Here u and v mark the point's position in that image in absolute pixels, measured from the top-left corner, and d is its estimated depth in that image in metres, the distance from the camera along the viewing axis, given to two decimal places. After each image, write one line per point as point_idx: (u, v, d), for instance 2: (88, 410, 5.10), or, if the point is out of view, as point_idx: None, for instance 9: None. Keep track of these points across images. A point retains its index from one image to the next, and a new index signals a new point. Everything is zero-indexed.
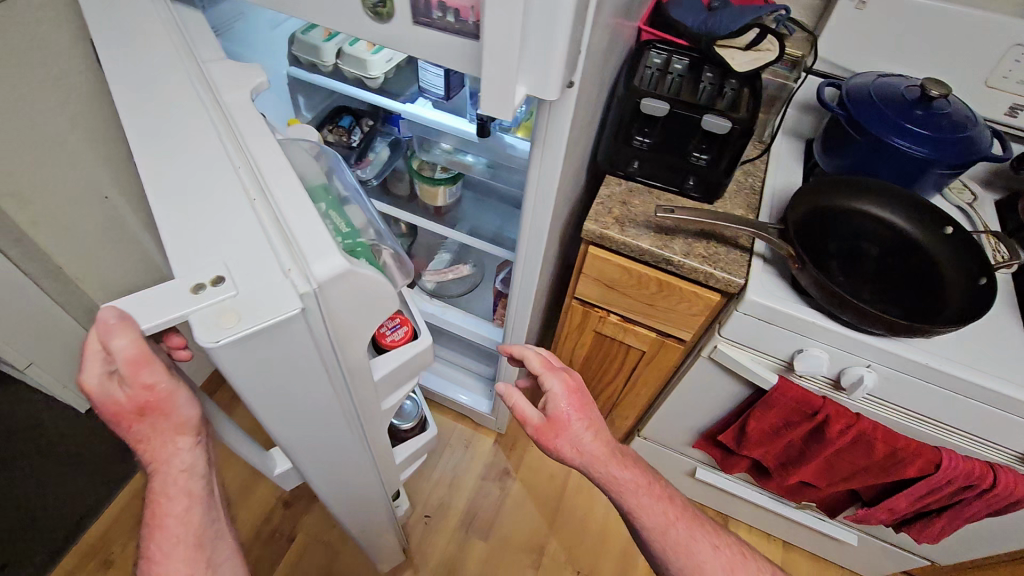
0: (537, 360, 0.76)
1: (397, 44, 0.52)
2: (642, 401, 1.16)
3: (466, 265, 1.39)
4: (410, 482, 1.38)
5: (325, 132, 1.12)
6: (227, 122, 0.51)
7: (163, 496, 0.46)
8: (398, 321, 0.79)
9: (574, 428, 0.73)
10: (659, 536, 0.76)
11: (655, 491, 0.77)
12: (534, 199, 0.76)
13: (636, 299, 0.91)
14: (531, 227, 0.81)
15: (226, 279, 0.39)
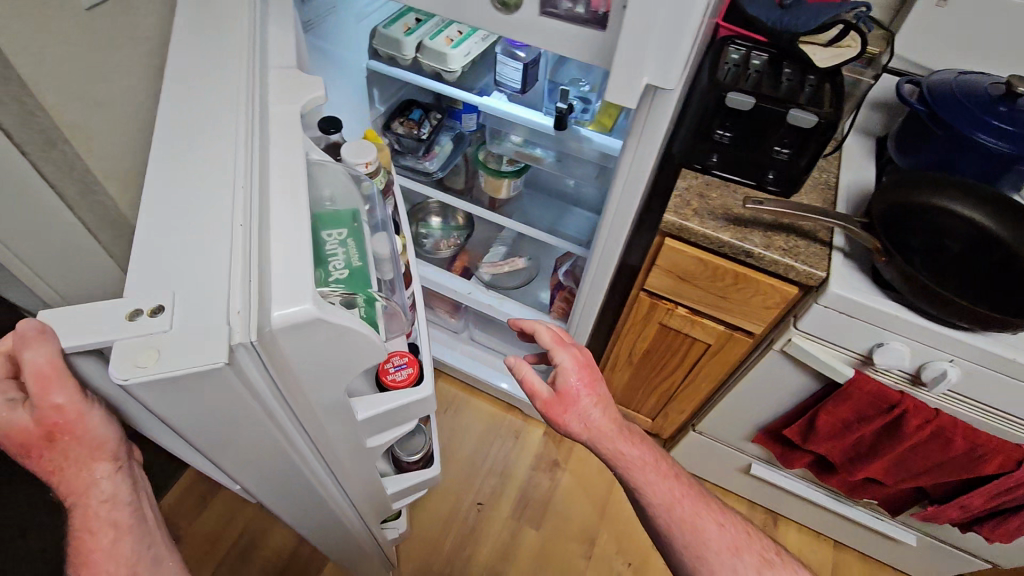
0: (549, 335, 0.79)
1: (519, 34, 0.54)
2: (701, 394, 1.17)
3: (521, 258, 1.41)
4: (461, 471, 1.40)
5: (396, 125, 1.15)
6: (261, 133, 0.52)
7: (86, 532, 0.41)
8: (405, 359, 0.72)
9: (581, 402, 0.78)
10: (663, 511, 0.77)
11: (661, 467, 0.80)
12: (622, 190, 0.77)
13: (708, 291, 0.92)
14: (613, 218, 0.82)
15: (165, 311, 0.37)
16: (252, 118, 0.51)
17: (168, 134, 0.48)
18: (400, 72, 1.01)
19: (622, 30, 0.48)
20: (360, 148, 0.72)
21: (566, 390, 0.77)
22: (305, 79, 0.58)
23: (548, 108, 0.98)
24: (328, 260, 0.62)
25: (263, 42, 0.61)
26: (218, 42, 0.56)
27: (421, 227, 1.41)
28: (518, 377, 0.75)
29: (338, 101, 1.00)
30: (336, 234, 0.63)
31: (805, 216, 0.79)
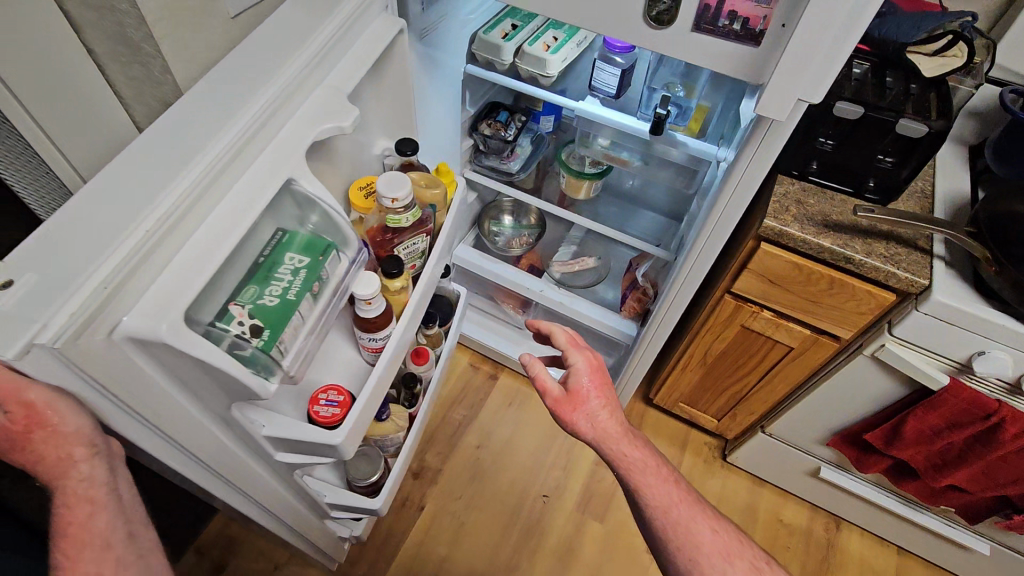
0: (564, 339, 0.99)
1: (671, 49, 0.58)
2: (774, 397, 1.19)
3: (591, 258, 1.44)
4: (526, 464, 1.45)
5: (483, 126, 1.19)
6: (253, 149, 0.55)
7: (65, 506, 0.49)
8: (338, 398, 0.73)
9: (589, 405, 0.95)
10: (660, 514, 0.91)
11: (662, 473, 0.94)
12: (732, 196, 0.80)
13: (798, 295, 0.94)
14: (718, 221, 0.85)
15: (12, 287, 0.40)
16: (252, 130, 0.54)
17: (164, 127, 0.53)
18: (496, 77, 1.05)
19: (785, 51, 0.51)
20: (393, 181, 0.69)
21: (575, 392, 0.95)
22: (338, 109, 0.60)
23: (641, 115, 1.00)
24: (272, 281, 0.57)
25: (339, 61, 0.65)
26: (287, 50, 0.61)
27: (493, 225, 1.47)
28: (531, 375, 0.94)
29: (435, 102, 1.04)
30: (295, 262, 0.59)
31: (911, 224, 0.80)
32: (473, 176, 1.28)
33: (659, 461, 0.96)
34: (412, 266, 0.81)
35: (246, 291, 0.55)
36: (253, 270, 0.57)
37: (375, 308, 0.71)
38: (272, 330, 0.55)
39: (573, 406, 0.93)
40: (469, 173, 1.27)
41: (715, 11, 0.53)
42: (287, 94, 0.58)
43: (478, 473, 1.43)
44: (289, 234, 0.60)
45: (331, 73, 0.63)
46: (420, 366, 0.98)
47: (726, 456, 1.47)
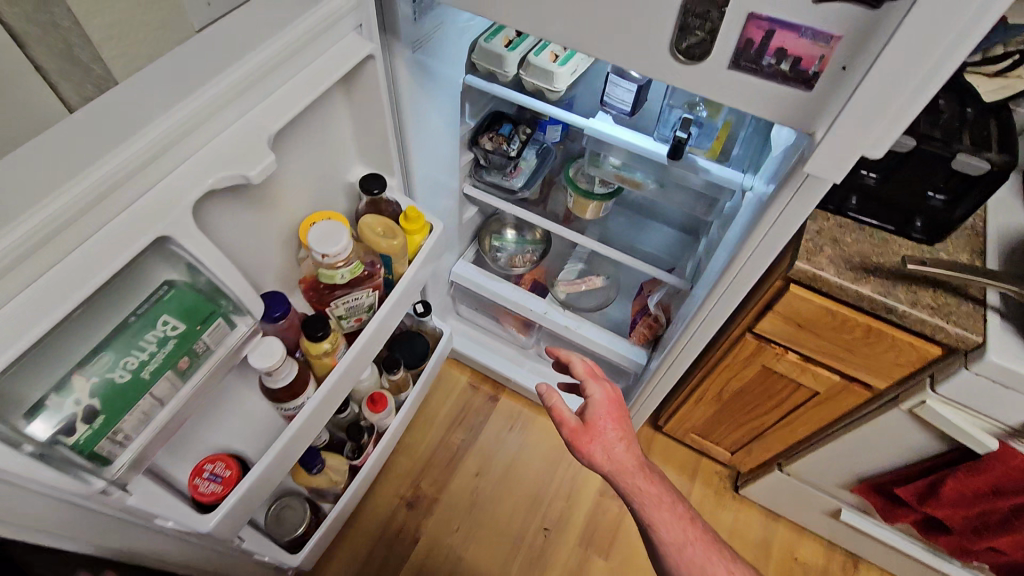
0: (583, 368, 0.91)
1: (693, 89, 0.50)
2: (793, 437, 1.10)
3: (599, 277, 1.35)
4: (527, 492, 1.38)
5: (485, 140, 1.10)
6: (129, 191, 0.46)
7: None
8: (224, 472, 0.64)
9: (607, 436, 0.88)
10: (676, 553, 0.86)
11: (677, 510, 0.88)
12: (772, 239, 0.70)
13: (829, 341, 0.85)
14: (751, 263, 0.76)
15: None
16: (131, 169, 0.46)
17: (22, 156, 0.44)
18: (500, 89, 0.96)
19: (851, 95, 0.42)
20: (328, 234, 0.59)
21: (593, 422, 0.87)
22: (244, 159, 0.53)
23: (659, 134, 0.90)
24: (134, 349, 0.50)
25: (267, 93, 0.56)
26: (204, 72, 0.51)
27: (495, 239, 1.39)
28: (549, 404, 0.85)
29: (431, 118, 0.95)
30: (167, 327, 0.52)
31: (965, 276, 0.70)
32: (474, 192, 1.19)
33: (676, 494, 0.91)
34: (354, 320, 0.70)
35: (99, 360, 0.49)
36: (114, 332, 0.50)
37: (281, 378, 0.63)
38: (108, 416, 0.49)
39: (590, 439, 0.86)
40: (469, 189, 1.18)
41: (759, 47, 0.43)
42: (186, 128, 0.49)
43: (476, 502, 1.36)
44: (174, 289, 0.53)
45: (256, 108, 0.55)
46: (372, 415, 0.89)
47: (738, 488, 1.39)
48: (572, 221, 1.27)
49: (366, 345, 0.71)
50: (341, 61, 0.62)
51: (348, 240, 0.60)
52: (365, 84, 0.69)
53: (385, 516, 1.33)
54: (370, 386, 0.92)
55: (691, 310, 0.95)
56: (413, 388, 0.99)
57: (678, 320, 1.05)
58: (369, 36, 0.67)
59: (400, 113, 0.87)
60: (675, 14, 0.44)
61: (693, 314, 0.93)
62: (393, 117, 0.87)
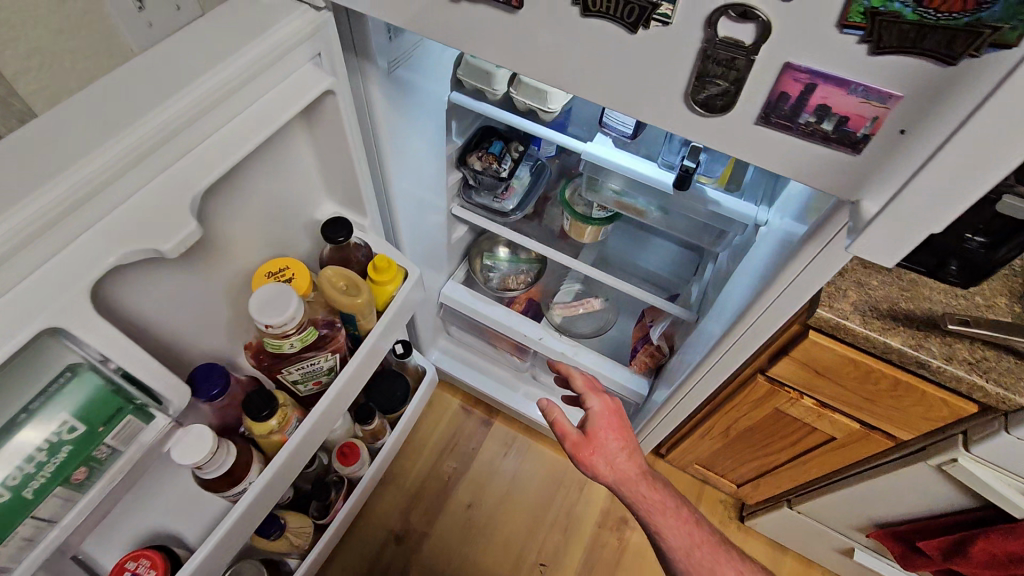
0: (580, 380, 0.88)
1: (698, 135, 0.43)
2: (805, 476, 1.03)
3: (597, 299, 1.27)
4: (523, 525, 1.31)
5: (474, 159, 1.01)
6: (21, 261, 0.41)
7: None
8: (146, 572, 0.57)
9: (609, 447, 0.84)
10: (686, 558, 0.84)
11: (682, 514, 0.85)
12: (797, 297, 0.61)
13: (850, 390, 0.77)
14: (771, 320, 0.67)
15: None
16: (12, 240, 0.40)
17: None
18: (490, 109, 0.87)
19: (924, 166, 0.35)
20: (274, 301, 0.51)
21: (594, 434, 0.84)
22: (164, 227, 0.48)
23: (664, 160, 0.82)
24: (20, 461, 0.47)
25: (205, 136, 0.50)
26: (119, 124, 0.45)
27: (486, 258, 1.29)
28: (549, 420, 0.83)
29: (413, 141, 0.86)
30: (61, 431, 0.49)
31: (1012, 331, 0.63)
32: (463, 213, 1.10)
33: (681, 498, 0.88)
34: (314, 383, 0.63)
35: None
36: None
37: (214, 469, 0.56)
38: None
39: (591, 453, 0.83)
40: (457, 210, 1.10)
41: (795, 104, 0.37)
42: (93, 187, 0.44)
43: (468, 537, 1.29)
44: (73, 380, 0.49)
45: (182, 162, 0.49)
46: (342, 467, 0.83)
47: (744, 518, 1.32)
48: (568, 239, 1.19)
49: (328, 410, 0.64)
50: (291, 100, 0.55)
51: (298, 303, 0.51)
52: (328, 118, 0.61)
53: (373, 552, 1.26)
54: (342, 435, 0.86)
55: (699, 352, 0.87)
56: (390, 434, 0.92)
57: (683, 355, 0.97)
58: (331, 64, 0.60)
59: (375, 138, 0.79)
60: (691, 60, 0.37)
61: (701, 358, 0.85)
62: (367, 143, 0.79)
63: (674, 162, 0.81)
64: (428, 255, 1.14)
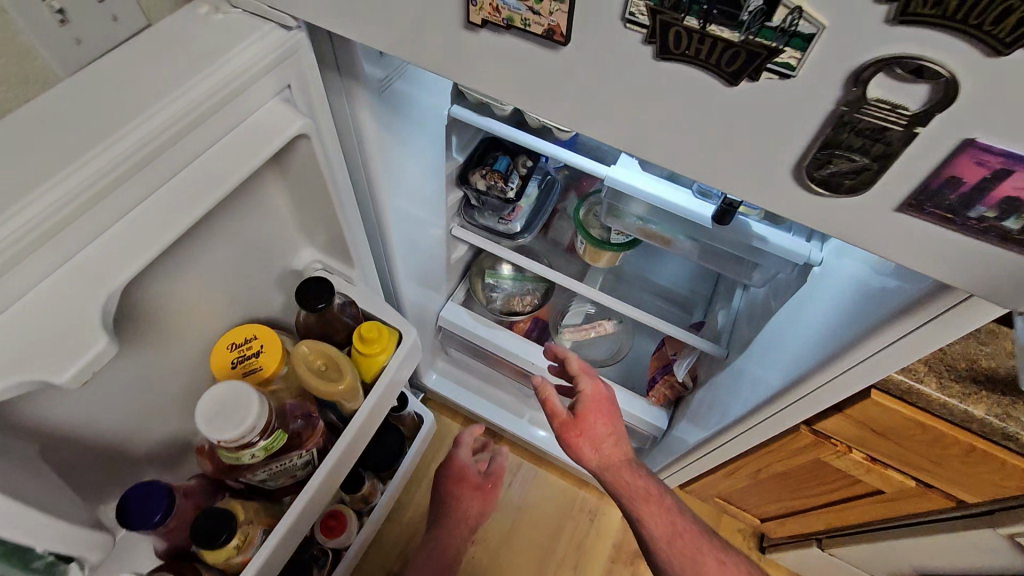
0: (575, 365, 0.92)
1: (762, 183, 0.37)
2: (841, 521, 0.95)
3: (611, 322, 1.17)
4: (531, 561, 1.23)
5: (477, 177, 0.89)
6: None
7: None
8: None
9: (595, 431, 0.87)
10: (667, 543, 0.83)
11: (666, 502, 0.85)
12: (876, 361, 0.53)
13: (910, 450, 0.68)
14: (863, 395, 0.57)
15: None
16: None
17: None
18: (500, 127, 0.76)
19: None
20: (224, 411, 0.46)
21: (582, 414, 0.87)
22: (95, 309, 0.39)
23: (698, 189, 0.71)
24: None
25: (128, 211, 0.40)
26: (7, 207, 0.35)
27: (488, 277, 1.18)
28: (541, 399, 0.87)
29: (410, 164, 0.74)
30: None
31: None
32: (464, 235, 0.99)
33: (667, 490, 0.88)
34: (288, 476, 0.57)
35: None
36: None
37: None
38: None
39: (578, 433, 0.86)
40: (457, 232, 0.98)
41: (956, 197, 0.33)
42: None
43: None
44: None
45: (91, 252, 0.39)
46: (327, 538, 0.74)
47: (765, 550, 1.25)
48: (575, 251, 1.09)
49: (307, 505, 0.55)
50: (239, 160, 0.45)
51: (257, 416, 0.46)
52: (303, 152, 0.52)
53: None
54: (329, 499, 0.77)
55: (739, 403, 0.78)
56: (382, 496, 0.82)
57: (710, 398, 0.88)
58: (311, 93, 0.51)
59: (364, 169, 0.67)
60: (824, 127, 0.33)
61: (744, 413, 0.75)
62: (354, 175, 0.68)
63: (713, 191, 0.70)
64: (426, 280, 1.04)
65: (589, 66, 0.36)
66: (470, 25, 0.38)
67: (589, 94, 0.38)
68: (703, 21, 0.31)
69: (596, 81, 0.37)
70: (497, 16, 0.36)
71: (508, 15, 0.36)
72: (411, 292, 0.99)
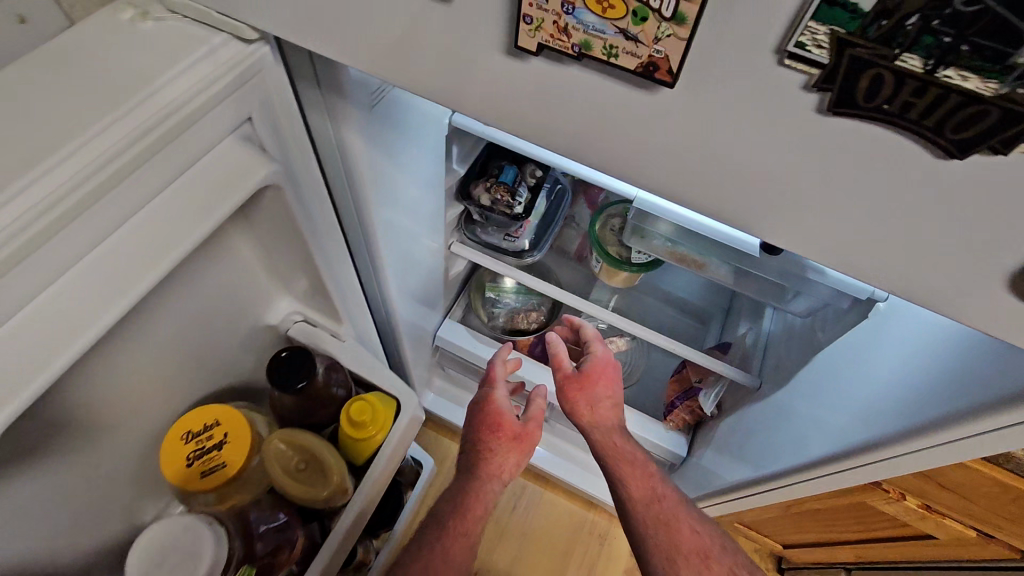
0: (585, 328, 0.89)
1: None
2: (877, 558, 0.88)
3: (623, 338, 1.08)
4: None
5: (480, 191, 0.79)
6: None
7: None
8: None
9: (595, 392, 0.83)
10: (644, 506, 0.77)
11: (650, 468, 0.79)
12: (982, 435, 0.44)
13: (979, 504, 0.60)
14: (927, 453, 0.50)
15: None
16: None
17: None
18: (514, 139, 0.65)
19: None
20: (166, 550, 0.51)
21: (588, 372, 0.84)
22: (15, 395, 0.32)
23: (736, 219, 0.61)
24: None
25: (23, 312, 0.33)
26: None
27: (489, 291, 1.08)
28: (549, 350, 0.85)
29: (407, 184, 0.63)
30: None
31: None
32: (465, 253, 0.89)
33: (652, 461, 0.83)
34: None
35: None
36: None
37: None
38: None
39: (579, 388, 0.83)
40: (456, 249, 0.88)
41: None
42: None
43: None
44: None
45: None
46: None
47: (785, 573, 1.19)
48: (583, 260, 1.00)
49: None
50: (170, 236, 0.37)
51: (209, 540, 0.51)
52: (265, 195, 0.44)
53: None
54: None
55: (784, 453, 0.69)
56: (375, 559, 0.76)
57: (742, 436, 0.79)
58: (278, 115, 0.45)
59: (354, 197, 0.56)
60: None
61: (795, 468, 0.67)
62: (343, 202, 0.58)
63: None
64: (425, 302, 0.94)
65: (664, 97, 0.30)
66: (513, 49, 0.32)
67: (659, 128, 0.32)
68: (932, 63, 0.24)
69: (667, 115, 0.31)
70: (570, 43, 0.30)
71: (582, 40, 0.29)
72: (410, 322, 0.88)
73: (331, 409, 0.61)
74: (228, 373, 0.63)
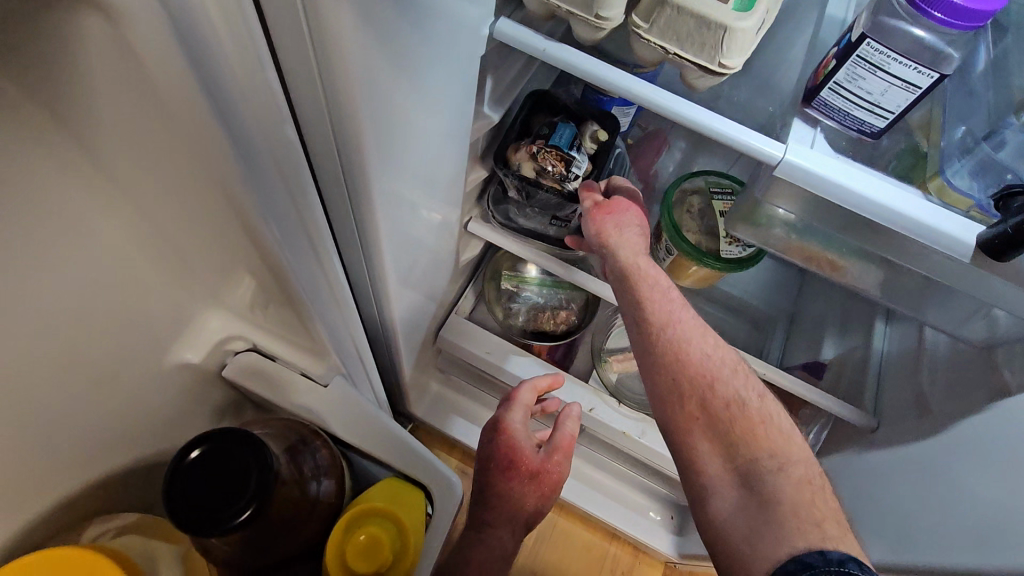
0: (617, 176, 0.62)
1: None
2: None
3: None
4: None
5: (521, 155, 0.57)
6: None
7: None
8: None
9: (626, 219, 0.58)
10: (655, 330, 0.54)
11: (674, 294, 0.56)
12: None
13: None
14: None
15: None
16: None
17: None
18: (606, 68, 0.42)
19: None
20: None
21: (617, 202, 0.59)
22: None
23: (1010, 135, 0.40)
24: None
25: None
26: None
27: (507, 281, 0.85)
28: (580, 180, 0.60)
29: (425, 124, 0.41)
30: None
31: None
32: (490, 233, 0.67)
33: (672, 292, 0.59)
34: None
35: None
36: None
37: None
38: None
39: (606, 211, 0.58)
40: (474, 227, 0.67)
41: None
42: None
43: None
44: None
45: None
46: None
47: None
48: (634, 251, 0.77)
49: None
50: None
51: None
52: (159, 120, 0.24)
53: None
54: None
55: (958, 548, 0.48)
56: None
57: (873, 496, 0.59)
58: None
59: (336, 129, 0.33)
60: None
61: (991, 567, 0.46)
62: (318, 141, 0.35)
63: (1001, 164, 0.40)
64: (430, 293, 0.71)
65: None
66: None
67: None
68: None
69: None
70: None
71: None
72: (408, 318, 0.66)
73: (318, 518, 0.42)
74: (135, 406, 0.40)
